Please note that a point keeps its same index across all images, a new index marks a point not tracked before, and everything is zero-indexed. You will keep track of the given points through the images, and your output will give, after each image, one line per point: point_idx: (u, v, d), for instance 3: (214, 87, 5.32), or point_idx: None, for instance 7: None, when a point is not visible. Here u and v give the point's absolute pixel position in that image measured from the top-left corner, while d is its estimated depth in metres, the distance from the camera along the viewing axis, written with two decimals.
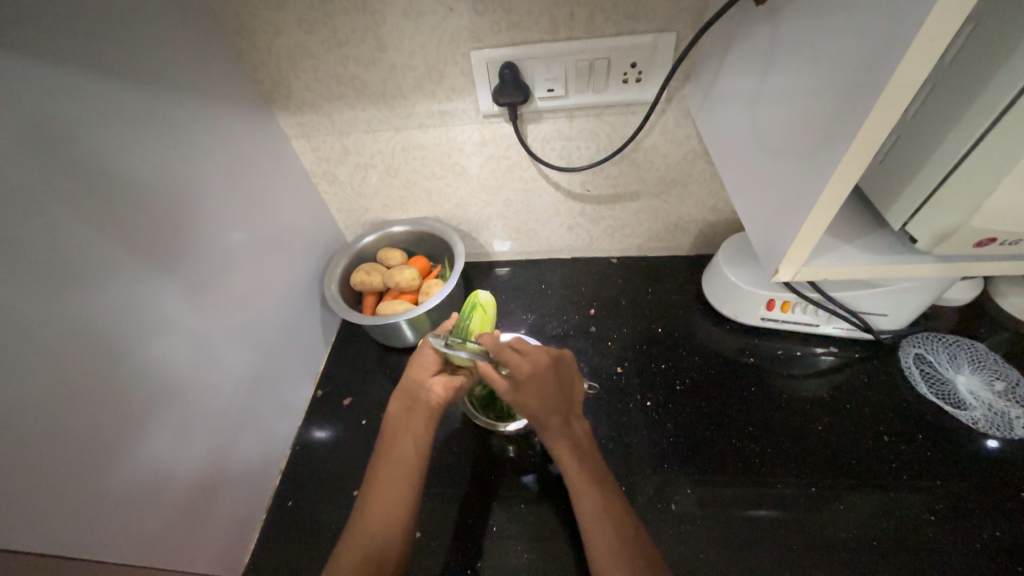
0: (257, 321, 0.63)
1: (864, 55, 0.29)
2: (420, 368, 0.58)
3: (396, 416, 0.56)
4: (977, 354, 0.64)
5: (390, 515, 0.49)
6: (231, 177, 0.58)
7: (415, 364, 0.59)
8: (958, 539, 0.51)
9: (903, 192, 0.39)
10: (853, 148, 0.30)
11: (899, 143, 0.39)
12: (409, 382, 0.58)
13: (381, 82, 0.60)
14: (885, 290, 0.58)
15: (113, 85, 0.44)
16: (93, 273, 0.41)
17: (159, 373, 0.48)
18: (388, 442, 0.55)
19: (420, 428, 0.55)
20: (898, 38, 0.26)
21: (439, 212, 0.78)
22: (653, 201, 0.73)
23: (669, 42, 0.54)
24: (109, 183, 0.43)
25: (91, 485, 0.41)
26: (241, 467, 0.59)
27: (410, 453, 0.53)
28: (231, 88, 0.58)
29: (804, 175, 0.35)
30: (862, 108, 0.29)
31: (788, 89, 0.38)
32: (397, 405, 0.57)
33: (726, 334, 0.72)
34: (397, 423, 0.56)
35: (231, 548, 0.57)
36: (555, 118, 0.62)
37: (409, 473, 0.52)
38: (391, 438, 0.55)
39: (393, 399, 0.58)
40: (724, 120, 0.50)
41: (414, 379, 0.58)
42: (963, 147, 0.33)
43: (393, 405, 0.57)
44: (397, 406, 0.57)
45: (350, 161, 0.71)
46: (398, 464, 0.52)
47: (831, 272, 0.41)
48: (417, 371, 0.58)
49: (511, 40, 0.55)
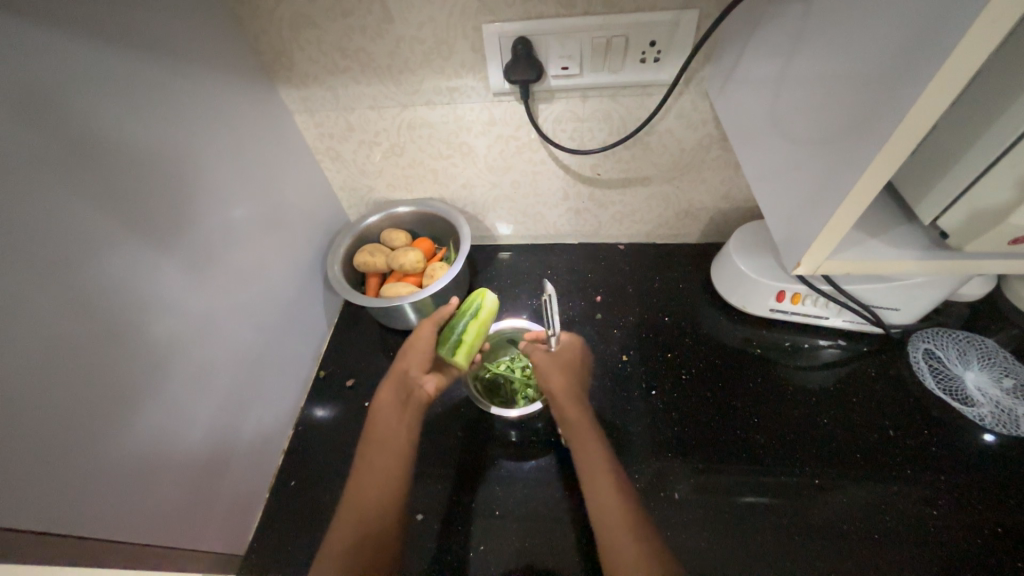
0: (258, 302, 0.62)
1: (910, 38, 0.27)
2: (414, 361, 0.60)
3: (389, 404, 0.57)
4: (987, 351, 0.63)
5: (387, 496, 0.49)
6: (232, 152, 0.56)
7: (408, 356, 0.61)
8: (958, 533, 0.52)
9: (937, 185, 0.38)
10: (893, 138, 0.28)
11: (935, 133, 0.37)
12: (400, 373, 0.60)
13: (387, 55, 0.57)
14: (900, 285, 0.57)
15: (108, 52, 0.41)
16: (91, 249, 0.40)
17: (161, 353, 0.48)
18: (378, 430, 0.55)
19: (412, 417, 0.57)
20: (953, 21, 0.24)
21: (444, 193, 0.77)
22: (664, 187, 0.72)
23: (691, 20, 0.51)
24: (105, 157, 0.41)
25: (89, 464, 0.40)
26: (244, 445, 0.60)
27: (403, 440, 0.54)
28: (231, 58, 0.55)
29: (835, 165, 0.34)
30: (907, 95, 0.27)
31: (820, 72, 0.36)
32: (390, 393, 0.59)
33: (732, 324, 0.71)
34: (389, 410, 0.56)
35: (232, 526, 0.58)
36: (567, 98, 0.60)
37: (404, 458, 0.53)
38: (384, 424, 0.55)
39: (384, 387, 0.58)
40: (744, 104, 0.49)
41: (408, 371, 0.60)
42: (1005, 140, 0.32)
43: (385, 392, 0.58)
44: (390, 395, 0.58)
45: (354, 138, 0.69)
46: (393, 450, 0.53)
47: (852, 267, 0.40)
48: (411, 363, 0.60)
49: (526, 13, 0.52)
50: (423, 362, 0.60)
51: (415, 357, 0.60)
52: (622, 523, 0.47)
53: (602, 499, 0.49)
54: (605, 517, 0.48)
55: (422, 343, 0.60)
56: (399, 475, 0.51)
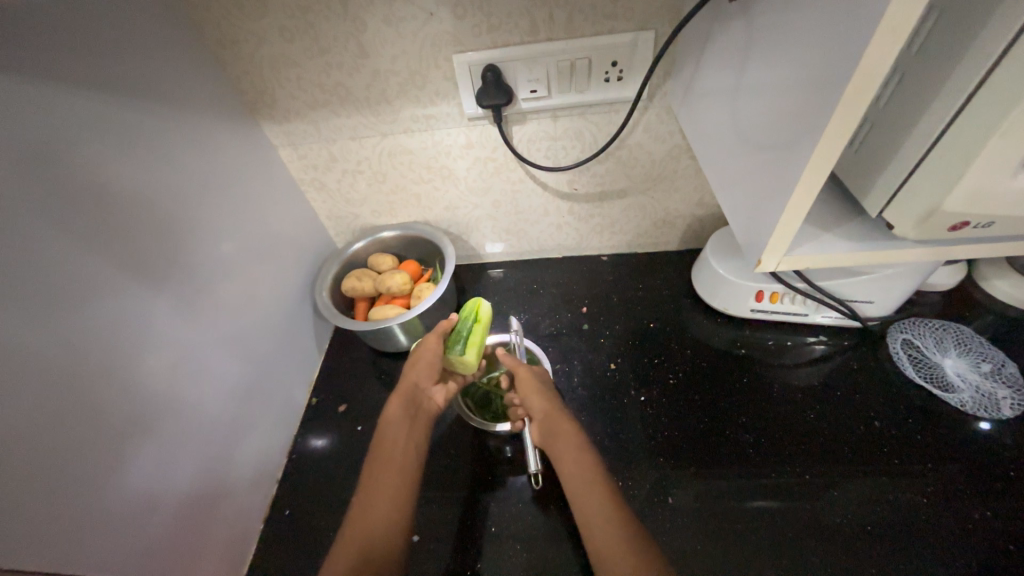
0: (251, 331, 0.63)
1: (833, 48, 0.30)
2: (422, 375, 0.60)
3: (397, 418, 0.57)
4: (962, 337, 0.65)
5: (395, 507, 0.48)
6: (216, 186, 0.58)
7: (416, 370, 0.60)
8: (951, 520, 0.52)
9: (878, 181, 0.40)
10: (829, 136, 0.31)
11: (873, 131, 0.40)
12: (409, 386, 0.60)
13: (365, 88, 0.60)
14: (872, 277, 0.59)
15: (98, 101, 0.44)
16: (88, 287, 0.42)
17: (156, 386, 0.48)
18: (387, 441, 0.55)
19: (420, 434, 0.57)
20: (864, 29, 0.27)
21: (428, 216, 0.79)
22: (640, 197, 0.74)
23: (648, 41, 0.54)
24: (97, 198, 0.43)
25: (85, 503, 0.40)
26: (241, 475, 0.60)
27: (411, 454, 0.54)
28: (214, 98, 0.58)
29: (783, 164, 0.36)
30: (834, 97, 0.30)
31: (765, 82, 0.39)
32: (398, 407, 0.58)
33: (717, 327, 0.73)
34: (396, 426, 0.56)
35: (230, 560, 0.57)
36: (539, 119, 0.63)
37: (412, 470, 0.52)
38: (392, 437, 0.55)
39: (393, 400, 0.59)
40: (704, 116, 0.51)
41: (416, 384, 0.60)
42: (930, 137, 0.35)
43: (393, 405, 0.58)
44: (398, 409, 0.58)
45: (337, 168, 0.71)
46: (401, 460, 0.53)
47: (813, 262, 0.42)
48: (420, 377, 0.61)
49: (492, 42, 0.55)
50: (431, 374, 0.61)
51: (422, 372, 0.61)
52: (615, 545, 0.44)
53: (593, 518, 0.47)
54: (595, 540, 0.46)
55: (429, 353, 0.61)
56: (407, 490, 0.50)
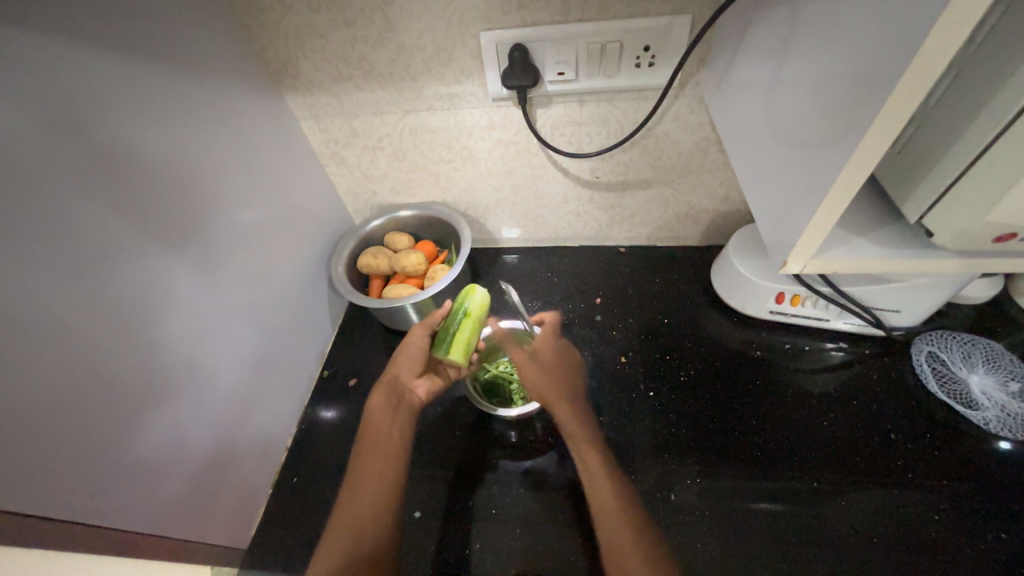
0: (265, 302, 0.64)
1: (883, 40, 0.28)
2: (404, 366, 0.60)
3: (380, 409, 0.58)
4: (992, 353, 0.62)
5: (379, 497, 0.51)
6: (239, 157, 0.58)
7: (400, 360, 0.60)
8: (960, 538, 0.51)
9: (919, 188, 0.39)
10: (870, 135, 0.29)
11: (919, 132, 0.38)
12: (392, 378, 0.60)
13: (389, 63, 0.59)
14: (901, 286, 0.56)
15: (124, 64, 0.44)
16: (111, 255, 0.43)
17: (171, 351, 0.49)
18: (371, 433, 0.56)
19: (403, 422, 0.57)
20: (920, 21, 0.25)
21: (446, 197, 0.78)
22: (664, 189, 0.72)
23: (684, 25, 0.52)
24: (120, 164, 0.44)
25: (100, 460, 0.42)
26: (251, 441, 0.61)
27: (393, 440, 0.55)
28: (239, 67, 0.57)
29: (819, 162, 0.34)
30: (879, 95, 0.28)
31: (807, 74, 0.37)
32: (381, 400, 0.59)
33: (733, 327, 0.71)
34: (380, 417, 0.57)
35: (238, 521, 0.59)
36: (565, 102, 0.61)
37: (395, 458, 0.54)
38: (376, 429, 0.56)
39: (376, 393, 0.60)
40: (738, 107, 0.49)
41: (399, 375, 0.60)
42: (976, 149, 0.33)
43: (377, 399, 0.59)
44: (380, 400, 0.59)
45: (358, 143, 0.71)
46: (383, 449, 0.55)
47: (840, 266, 0.40)
48: (401, 368, 0.60)
49: (522, 21, 0.54)
50: (412, 365, 0.60)
51: (404, 363, 0.60)
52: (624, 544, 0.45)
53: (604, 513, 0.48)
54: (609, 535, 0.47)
55: (414, 346, 0.61)
56: (389, 477, 0.52)
